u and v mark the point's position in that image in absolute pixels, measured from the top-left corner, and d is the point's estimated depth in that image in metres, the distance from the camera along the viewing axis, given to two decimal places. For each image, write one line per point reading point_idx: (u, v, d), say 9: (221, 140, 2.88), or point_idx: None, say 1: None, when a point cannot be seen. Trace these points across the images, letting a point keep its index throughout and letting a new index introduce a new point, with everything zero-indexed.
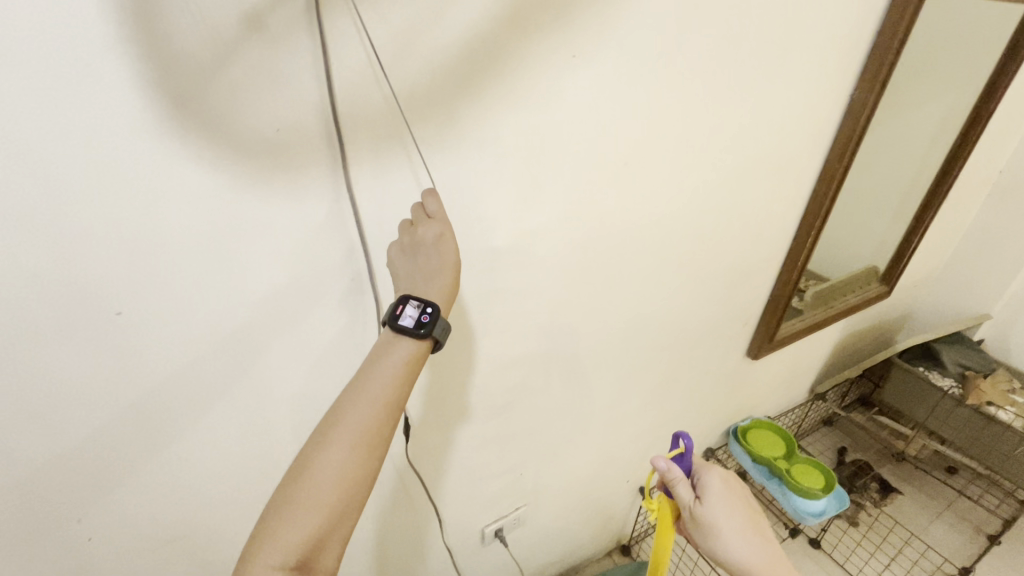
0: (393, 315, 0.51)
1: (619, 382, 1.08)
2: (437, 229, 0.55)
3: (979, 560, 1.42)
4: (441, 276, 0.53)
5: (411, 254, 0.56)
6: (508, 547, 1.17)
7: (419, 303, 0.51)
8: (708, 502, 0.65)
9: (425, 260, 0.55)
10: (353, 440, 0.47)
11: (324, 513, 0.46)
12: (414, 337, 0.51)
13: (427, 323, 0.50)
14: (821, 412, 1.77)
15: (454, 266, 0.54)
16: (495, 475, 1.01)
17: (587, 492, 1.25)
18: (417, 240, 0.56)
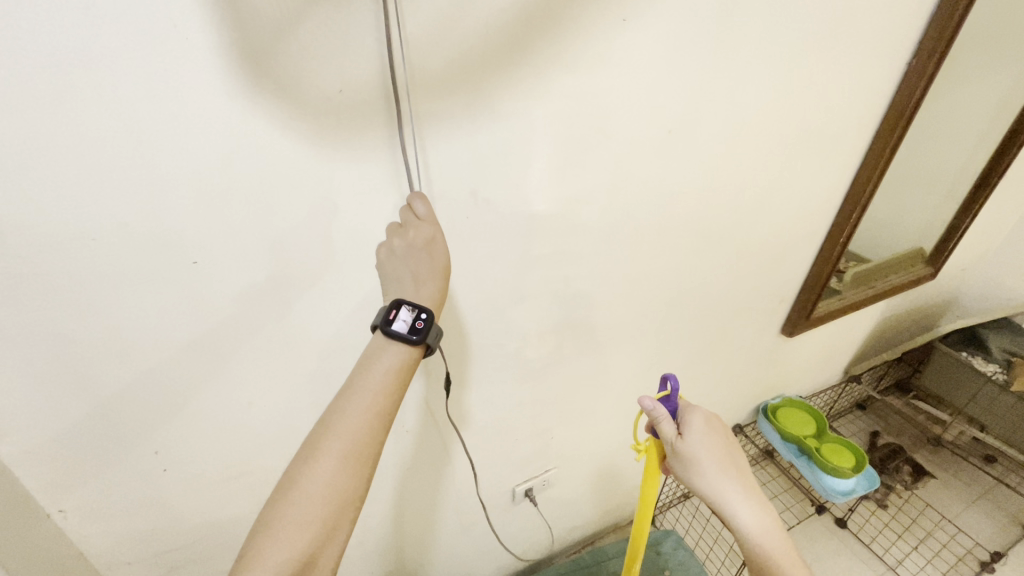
0: (387, 319, 0.56)
1: (652, 353, 1.10)
2: (427, 234, 0.59)
3: (1014, 547, 1.40)
4: (432, 282, 0.58)
5: (400, 256, 0.60)
6: (537, 507, 1.22)
7: (413, 309, 0.56)
8: (690, 439, 0.65)
9: (416, 266, 0.59)
10: (341, 451, 0.51)
11: (314, 522, 0.50)
12: (406, 343, 0.56)
13: (421, 329, 0.55)
14: (855, 395, 1.75)
15: (443, 271, 0.59)
16: (528, 436, 1.06)
17: (616, 459, 1.28)
18: (407, 244, 0.60)
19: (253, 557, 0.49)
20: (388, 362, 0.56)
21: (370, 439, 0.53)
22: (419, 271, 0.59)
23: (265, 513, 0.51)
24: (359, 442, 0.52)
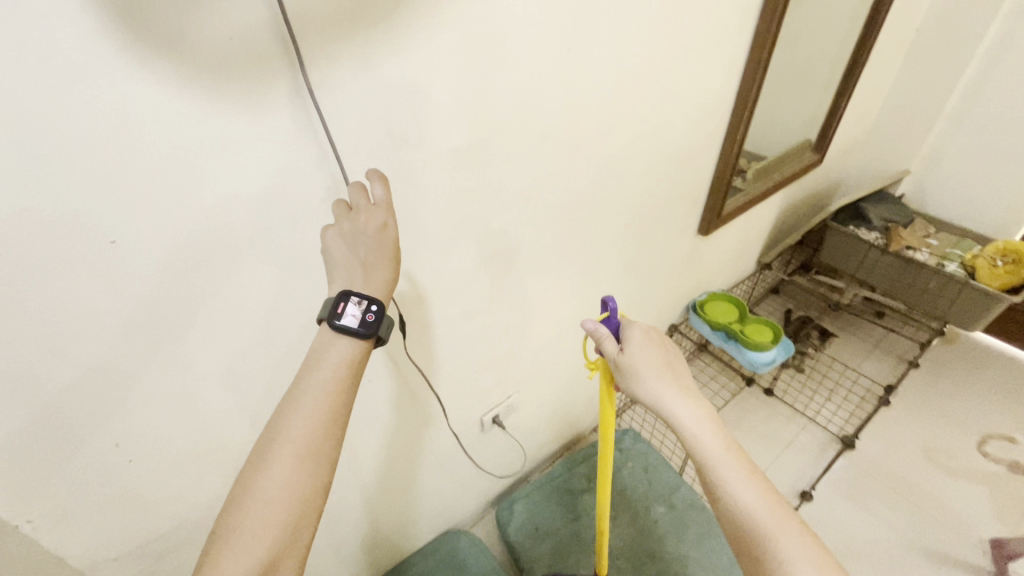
0: (335, 314, 0.58)
1: (587, 269, 1.18)
2: (378, 220, 0.60)
3: (902, 379, 1.70)
4: (380, 270, 0.60)
5: (349, 240, 0.61)
6: (506, 432, 1.31)
7: (361, 302, 0.58)
8: (628, 350, 0.72)
9: (365, 253, 0.60)
10: (293, 454, 0.54)
11: (275, 525, 0.53)
12: (357, 335, 0.59)
13: (371, 321, 0.58)
14: (768, 281, 1.95)
15: (392, 260, 0.61)
16: (486, 366, 1.12)
17: (571, 374, 1.39)
18: (357, 227, 0.60)
19: (218, 558, 0.52)
20: (336, 355, 0.59)
21: (321, 438, 0.56)
22: (366, 257, 0.60)
23: (226, 517, 0.54)
24: (310, 444, 0.55)
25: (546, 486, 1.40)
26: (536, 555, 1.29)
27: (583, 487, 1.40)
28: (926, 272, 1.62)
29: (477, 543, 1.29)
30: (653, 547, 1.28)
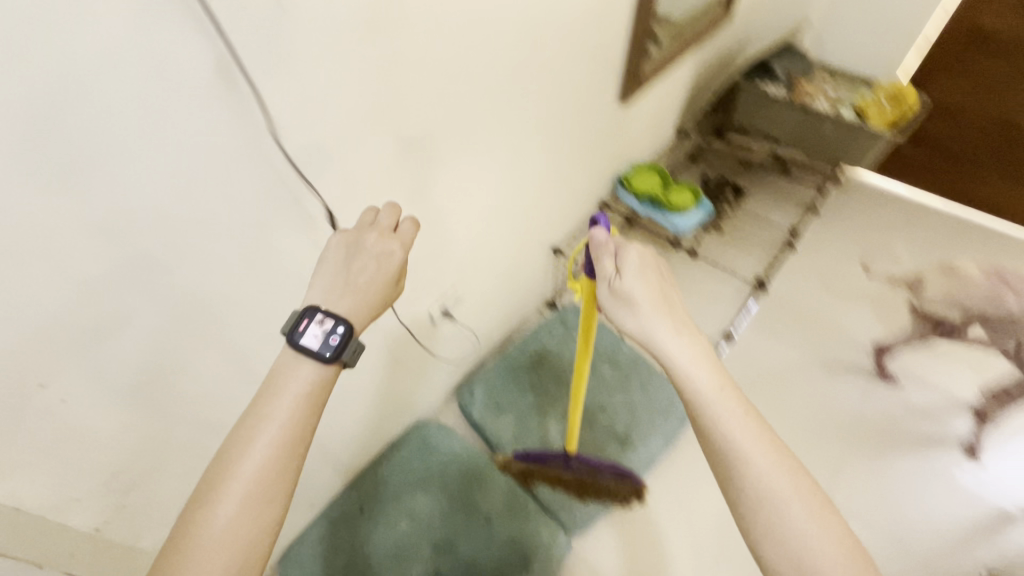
0: (299, 332, 0.60)
1: (514, 147, 1.15)
2: (386, 246, 0.66)
3: (805, 223, 1.90)
4: (370, 286, 0.64)
5: (351, 251, 0.65)
6: (457, 323, 1.34)
7: (327, 323, 0.60)
8: (624, 275, 0.75)
9: (357, 268, 0.65)
10: (242, 493, 0.55)
11: (220, 567, 0.53)
12: (318, 358, 0.59)
13: (333, 345, 0.59)
14: (688, 149, 2.02)
15: (378, 284, 0.65)
16: (428, 259, 1.11)
17: (510, 259, 1.42)
18: (363, 243, 0.66)
19: None
20: (297, 385, 0.59)
21: (276, 473, 0.56)
22: (358, 273, 0.65)
23: (168, 555, 0.53)
24: (260, 478, 0.55)
25: (501, 368, 1.49)
26: (501, 427, 1.39)
27: (533, 362, 1.50)
28: (825, 120, 1.74)
29: (445, 428, 1.37)
30: (604, 401, 1.42)
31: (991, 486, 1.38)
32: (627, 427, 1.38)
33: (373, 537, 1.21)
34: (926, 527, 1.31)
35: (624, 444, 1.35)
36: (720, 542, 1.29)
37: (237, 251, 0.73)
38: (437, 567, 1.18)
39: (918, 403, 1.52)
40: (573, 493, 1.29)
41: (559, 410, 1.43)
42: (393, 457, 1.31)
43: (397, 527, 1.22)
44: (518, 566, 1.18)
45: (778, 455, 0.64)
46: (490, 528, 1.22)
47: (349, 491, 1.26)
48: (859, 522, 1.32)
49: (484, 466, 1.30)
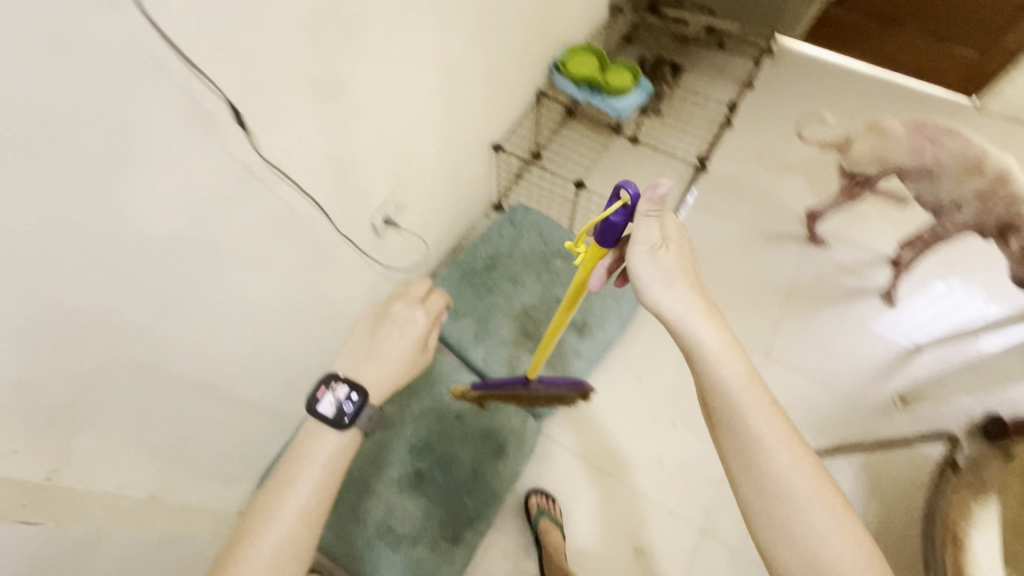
0: (315, 401, 0.65)
1: (436, 28, 1.05)
2: (411, 316, 0.75)
3: (741, 97, 1.89)
4: (400, 351, 0.73)
5: (381, 323, 0.74)
6: (402, 233, 1.28)
7: (346, 392, 0.67)
8: (657, 256, 0.66)
9: (386, 340, 0.73)
10: (266, 559, 0.58)
11: None
12: (336, 426, 0.64)
13: (349, 412, 0.65)
14: (623, 27, 1.91)
15: (405, 356, 0.73)
16: (360, 163, 1.03)
17: (449, 160, 1.35)
18: (393, 315, 0.75)
19: None
20: (326, 449, 0.65)
21: (297, 541, 0.60)
22: (387, 342, 0.73)
23: None
24: (304, 513, 0.60)
25: (454, 275, 1.47)
26: (461, 331, 1.39)
27: (486, 265, 1.49)
28: None
29: None
30: (560, 295, 1.45)
31: (906, 324, 1.53)
32: (584, 315, 1.42)
33: None
34: (852, 367, 1.46)
35: (581, 331, 1.39)
36: (675, 405, 1.40)
37: (113, 150, 0.60)
38: (415, 466, 1.20)
39: (843, 260, 1.64)
40: None
41: (515, 307, 1.43)
42: None
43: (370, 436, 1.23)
44: (493, 453, 1.23)
45: (818, 483, 0.56)
46: (462, 424, 1.25)
47: None
48: (794, 370, 1.46)
49: (449, 370, 1.33)
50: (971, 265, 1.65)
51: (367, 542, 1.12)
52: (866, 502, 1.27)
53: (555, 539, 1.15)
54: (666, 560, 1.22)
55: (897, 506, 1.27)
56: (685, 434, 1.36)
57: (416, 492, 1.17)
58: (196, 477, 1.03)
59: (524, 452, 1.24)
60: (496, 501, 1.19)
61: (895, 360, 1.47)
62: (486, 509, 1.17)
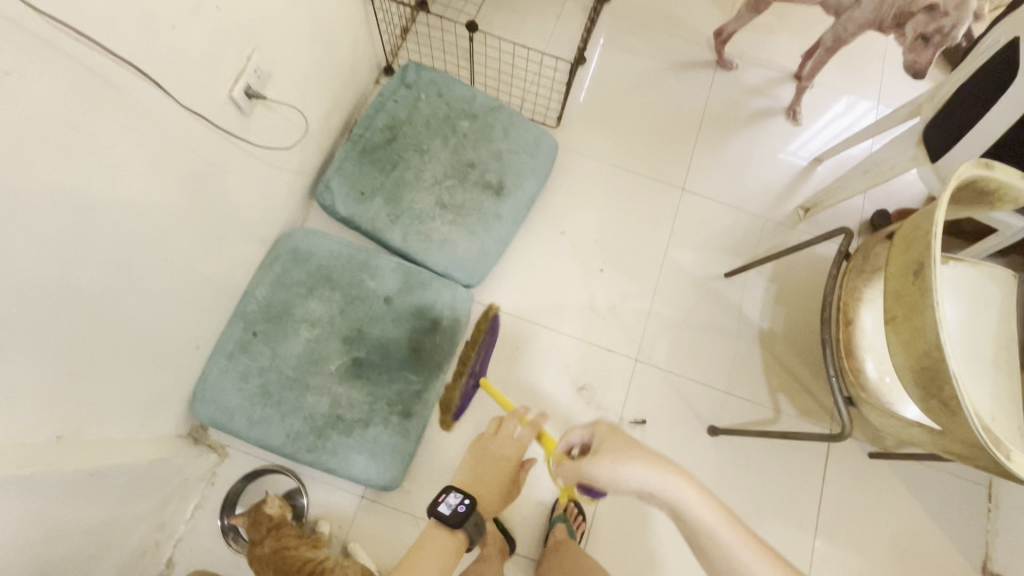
0: (438, 501, 0.82)
1: None
2: (519, 437, 0.92)
3: None
4: (501, 462, 0.90)
5: (491, 447, 0.91)
6: (275, 108, 1.10)
7: (459, 496, 0.82)
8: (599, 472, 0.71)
9: (495, 460, 0.90)
10: None
11: None
12: (448, 523, 0.80)
13: (462, 512, 0.81)
14: None
15: (507, 470, 0.90)
16: (192, 19, 0.82)
17: (314, 12, 1.13)
18: (501, 438, 0.92)
19: None
20: (438, 545, 0.80)
21: None
22: (495, 466, 0.90)
23: None
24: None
25: (352, 153, 1.33)
26: (372, 212, 1.29)
27: (386, 137, 1.35)
28: None
29: (313, 233, 1.28)
30: (471, 157, 1.35)
31: (808, 139, 1.58)
32: (499, 176, 1.34)
33: (276, 352, 1.17)
34: (761, 188, 1.52)
35: (499, 192, 1.33)
36: (601, 252, 1.43)
37: None
38: (351, 354, 1.17)
39: (749, 81, 1.63)
40: (461, 250, 1.28)
41: (426, 177, 1.32)
42: (268, 275, 1.22)
43: (298, 335, 1.18)
44: (428, 326, 1.21)
45: None
46: (392, 306, 1.21)
47: (235, 321, 1.18)
48: (709, 200, 1.50)
49: (367, 255, 1.26)
50: (864, 68, 1.68)
51: (318, 432, 1.13)
52: (774, 306, 1.41)
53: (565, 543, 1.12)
54: (606, 389, 1.32)
55: (801, 304, 1.41)
56: (613, 277, 1.41)
57: (357, 378, 1.16)
58: (115, 410, 0.96)
59: (459, 321, 1.23)
60: (440, 370, 1.20)
61: (798, 175, 1.54)
62: (430, 379, 1.18)
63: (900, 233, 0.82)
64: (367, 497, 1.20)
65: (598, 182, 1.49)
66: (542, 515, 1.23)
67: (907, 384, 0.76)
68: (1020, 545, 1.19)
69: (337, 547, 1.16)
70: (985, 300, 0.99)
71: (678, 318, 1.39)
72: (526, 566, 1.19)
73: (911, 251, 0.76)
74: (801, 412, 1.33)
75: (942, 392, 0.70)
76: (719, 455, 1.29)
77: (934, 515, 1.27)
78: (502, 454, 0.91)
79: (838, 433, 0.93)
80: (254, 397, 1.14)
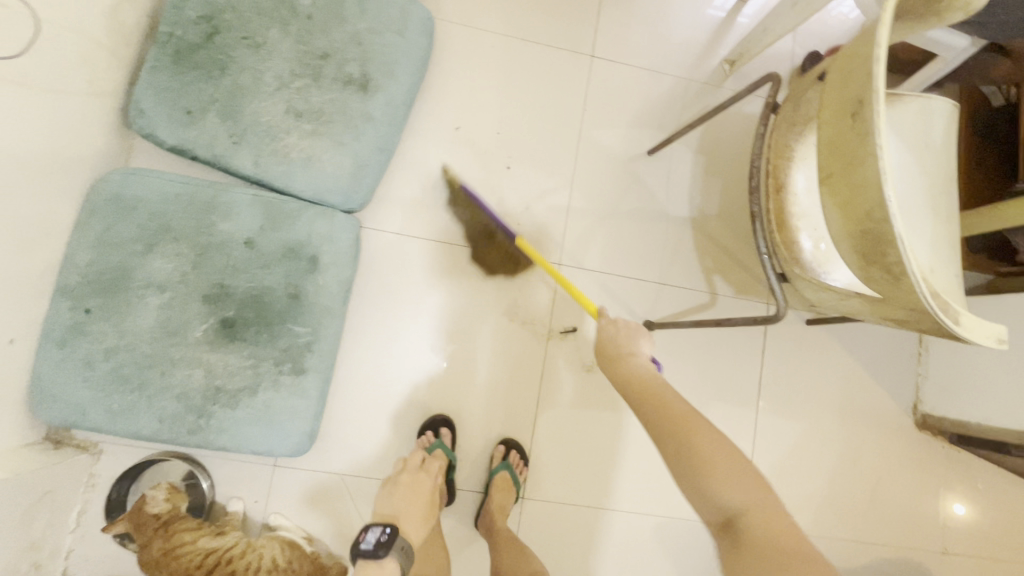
0: (358, 541, 0.85)
1: None
2: (415, 472, 1.00)
3: None
4: (418, 488, 0.98)
5: (400, 483, 0.99)
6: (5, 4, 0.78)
7: (378, 528, 0.86)
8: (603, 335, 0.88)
9: (413, 490, 0.98)
10: None
11: None
12: (371, 557, 0.83)
13: (384, 539, 0.85)
14: None
15: (426, 496, 0.98)
16: None
17: None
18: (402, 479, 0.99)
19: None
20: None
21: None
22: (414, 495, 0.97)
23: None
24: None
25: (163, 60, 1.01)
26: (206, 134, 1.01)
27: (204, 31, 1.02)
28: None
29: (136, 172, 1.00)
30: (322, 46, 1.06)
31: None
32: (362, 66, 1.07)
33: (121, 328, 0.95)
34: (681, 46, 1.30)
35: (366, 88, 1.07)
36: (505, 146, 1.22)
37: None
38: (218, 315, 0.97)
39: None
40: (330, 167, 1.04)
41: (268, 80, 1.03)
42: (88, 236, 0.96)
43: (146, 304, 0.96)
44: (306, 266, 1.01)
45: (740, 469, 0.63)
46: (256, 250, 1.00)
47: (58, 300, 0.94)
48: (623, 66, 1.28)
49: (213, 191, 1.01)
50: None
51: (198, 411, 0.96)
52: (705, 180, 1.27)
53: (501, 499, 1.07)
54: (531, 300, 1.19)
55: (731, 173, 1.28)
56: (522, 173, 1.22)
57: (231, 341, 0.97)
58: None
59: (344, 255, 1.04)
60: (331, 315, 1.02)
61: (722, 22, 1.32)
62: (319, 328, 1.00)
63: (834, 65, 0.65)
64: (279, 464, 1.08)
65: (491, 60, 1.23)
66: (480, 444, 1.15)
67: (845, 252, 0.65)
68: (948, 384, 1.21)
69: (256, 524, 1.06)
70: (925, 143, 0.86)
71: (601, 210, 1.24)
72: (470, 500, 1.14)
73: (848, 87, 0.60)
74: (737, 289, 1.25)
75: (885, 258, 0.58)
76: (657, 350, 1.21)
77: (869, 368, 1.27)
78: (414, 481, 0.99)
79: (771, 316, 0.84)
80: (107, 384, 0.94)
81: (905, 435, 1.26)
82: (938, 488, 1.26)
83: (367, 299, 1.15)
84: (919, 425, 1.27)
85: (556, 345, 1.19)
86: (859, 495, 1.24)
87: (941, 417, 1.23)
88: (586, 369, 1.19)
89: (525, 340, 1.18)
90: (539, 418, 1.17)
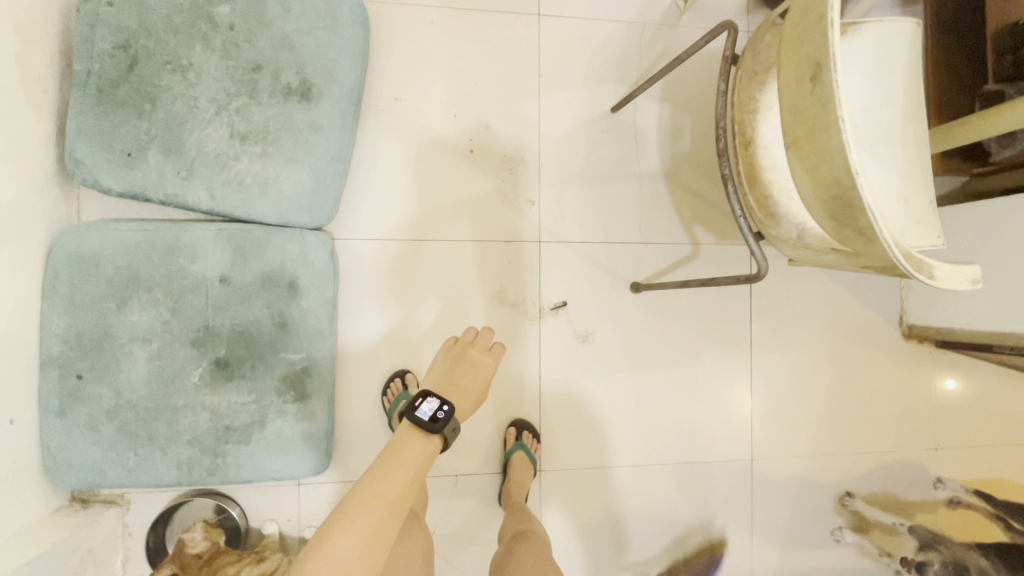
0: (414, 407, 0.76)
1: None
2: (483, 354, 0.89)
3: None
4: (477, 372, 0.87)
5: (461, 360, 0.88)
6: None
7: (438, 402, 0.76)
8: None
9: (470, 370, 0.87)
10: (366, 531, 0.65)
11: (378, 528, 0.66)
12: (423, 426, 0.75)
13: (440, 417, 0.75)
14: None
15: (488, 378, 0.88)
16: None
17: None
18: (458, 355, 0.89)
19: (360, 498, 0.67)
20: (413, 453, 0.74)
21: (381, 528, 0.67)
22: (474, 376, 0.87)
23: (351, 498, 0.68)
24: (379, 527, 0.66)
25: (87, 102, 0.95)
26: (153, 174, 0.97)
27: (122, 62, 0.95)
28: None
29: (92, 227, 0.97)
30: (252, 57, 0.99)
31: None
32: (299, 72, 1.00)
33: (116, 386, 0.95)
34: None
35: (308, 95, 1.01)
36: (463, 128, 1.17)
37: None
38: (210, 357, 0.97)
39: None
40: (288, 187, 1.00)
41: (203, 105, 0.97)
42: (59, 301, 0.94)
43: (135, 358, 0.95)
44: (286, 292, 1.00)
45: None
46: (232, 286, 0.98)
47: (46, 371, 0.93)
48: (571, 19, 1.21)
49: (174, 232, 0.98)
50: None
51: (213, 451, 0.97)
52: (672, 128, 1.24)
53: (519, 475, 1.11)
54: (517, 282, 1.19)
55: (697, 115, 1.24)
56: (486, 153, 1.18)
57: (228, 380, 0.98)
58: None
59: (323, 275, 1.02)
60: (321, 336, 1.02)
61: None
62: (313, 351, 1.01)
63: (788, 21, 0.62)
64: (303, 483, 1.11)
65: (432, 36, 1.16)
66: (492, 430, 1.19)
67: (818, 217, 0.64)
68: (932, 294, 1.25)
69: (293, 541, 1.11)
70: (886, 70, 0.84)
71: (573, 178, 1.21)
72: (490, 482, 1.19)
73: (804, 48, 0.58)
74: (718, 236, 1.26)
75: (857, 223, 0.59)
76: (647, 309, 1.23)
77: (853, 291, 1.30)
78: (474, 362, 0.87)
79: (752, 275, 0.84)
80: (117, 442, 0.95)
81: (893, 348, 1.31)
82: (928, 393, 1.32)
83: (354, 312, 1.14)
84: (906, 335, 1.31)
85: (548, 323, 1.20)
86: (855, 412, 1.31)
87: (926, 326, 1.27)
88: (581, 340, 1.21)
89: (518, 324, 1.19)
90: (544, 395, 1.20)
